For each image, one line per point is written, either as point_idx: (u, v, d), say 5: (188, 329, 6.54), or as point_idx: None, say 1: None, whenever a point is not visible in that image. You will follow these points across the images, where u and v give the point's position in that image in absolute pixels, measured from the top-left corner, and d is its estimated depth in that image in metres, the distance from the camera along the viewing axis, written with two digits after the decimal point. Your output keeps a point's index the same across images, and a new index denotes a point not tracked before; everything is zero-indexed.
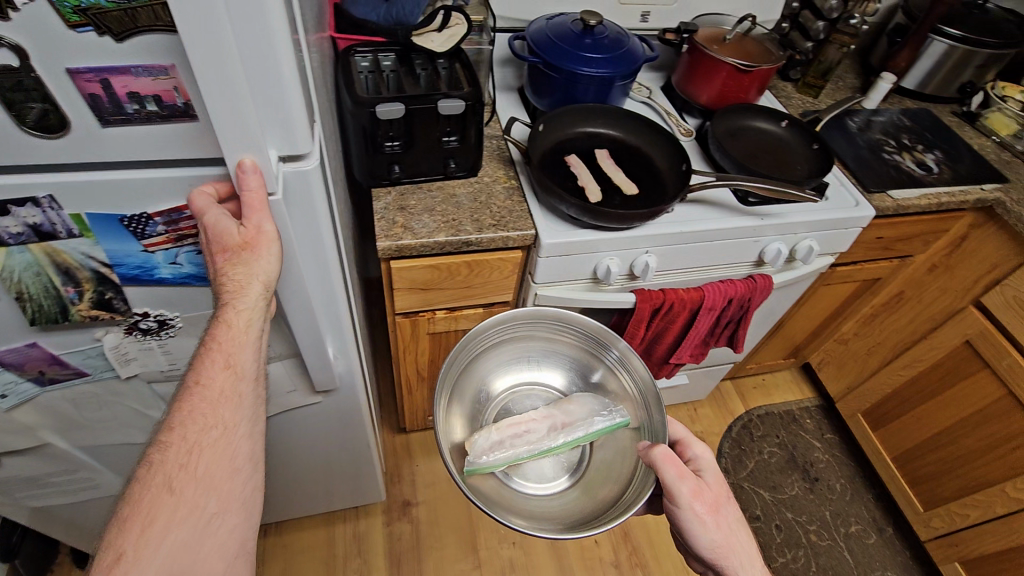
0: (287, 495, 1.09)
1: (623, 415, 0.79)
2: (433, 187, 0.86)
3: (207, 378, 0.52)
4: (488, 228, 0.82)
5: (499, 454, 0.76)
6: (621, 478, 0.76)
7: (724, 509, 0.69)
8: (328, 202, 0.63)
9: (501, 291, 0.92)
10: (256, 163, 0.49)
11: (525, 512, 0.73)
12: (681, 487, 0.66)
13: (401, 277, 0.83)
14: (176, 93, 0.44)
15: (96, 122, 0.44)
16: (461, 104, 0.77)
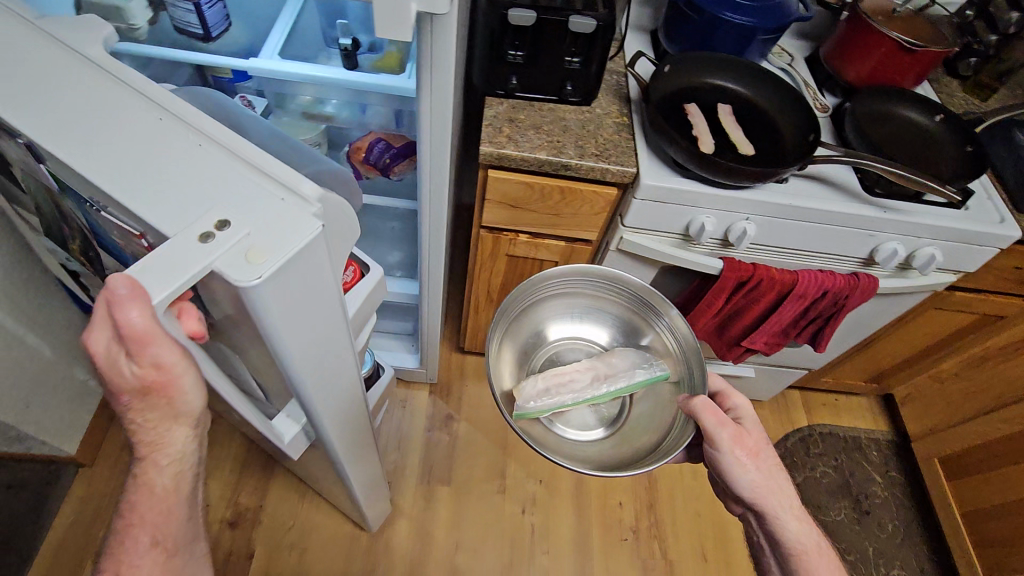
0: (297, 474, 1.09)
1: (662, 368, 0.81)
2: (545, 108, 0.85)
3: (133, 562, 0.51)
4: (590, 156, 0.81)
5: (545, 401, 0.79)
6: (660, 426, 0.78)
7: (764, 453, 0.73)
8: (445, 86, 0.64)
9: (587, 228, 0.92)
10: (134, 282, 0.37)
11: (568, 455, 0.76)
12: (722, 433, 0.69)
13: (494, 188, 0.85)
14: None
15: None
16: (593, 23, 0.76)
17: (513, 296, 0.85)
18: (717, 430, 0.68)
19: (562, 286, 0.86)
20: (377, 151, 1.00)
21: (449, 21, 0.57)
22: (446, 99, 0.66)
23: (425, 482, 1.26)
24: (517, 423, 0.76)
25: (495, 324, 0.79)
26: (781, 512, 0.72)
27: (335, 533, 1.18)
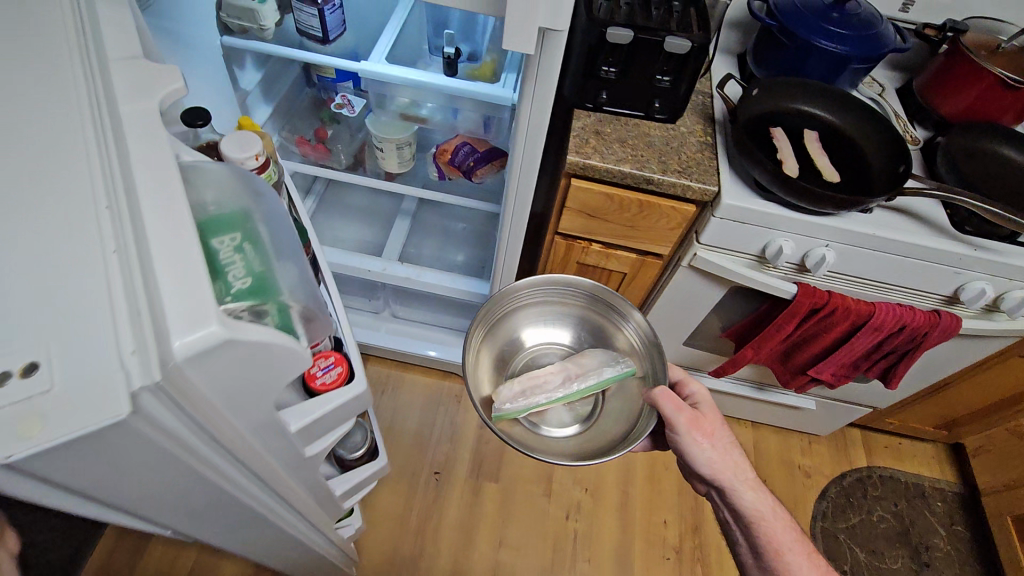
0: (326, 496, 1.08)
1: (629, 365, 0.88)
2: (631, 123, 0.88)
3: None
4: (672, 172, 0.83)
5: (520, 402, 0.85)
6: (630, 417, 0.85)
7: (720, 436, 0.81)
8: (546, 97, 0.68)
9: (661, 242, 0.94)
10: None
11: (548, 449, 0.83)
12: (679, 417, 0.77)
13: (575, 196, 0.88)
14: None
15: None
16: (688, 45, 0.78)
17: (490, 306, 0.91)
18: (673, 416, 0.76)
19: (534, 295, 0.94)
20: (462, 154, 1.06)
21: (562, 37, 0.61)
22: (544, 111, 0.70)
23: (473, 477, 1.30)
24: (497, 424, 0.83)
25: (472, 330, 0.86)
26: (739, 490, 0.79)
27: (386, 514, 1.24)
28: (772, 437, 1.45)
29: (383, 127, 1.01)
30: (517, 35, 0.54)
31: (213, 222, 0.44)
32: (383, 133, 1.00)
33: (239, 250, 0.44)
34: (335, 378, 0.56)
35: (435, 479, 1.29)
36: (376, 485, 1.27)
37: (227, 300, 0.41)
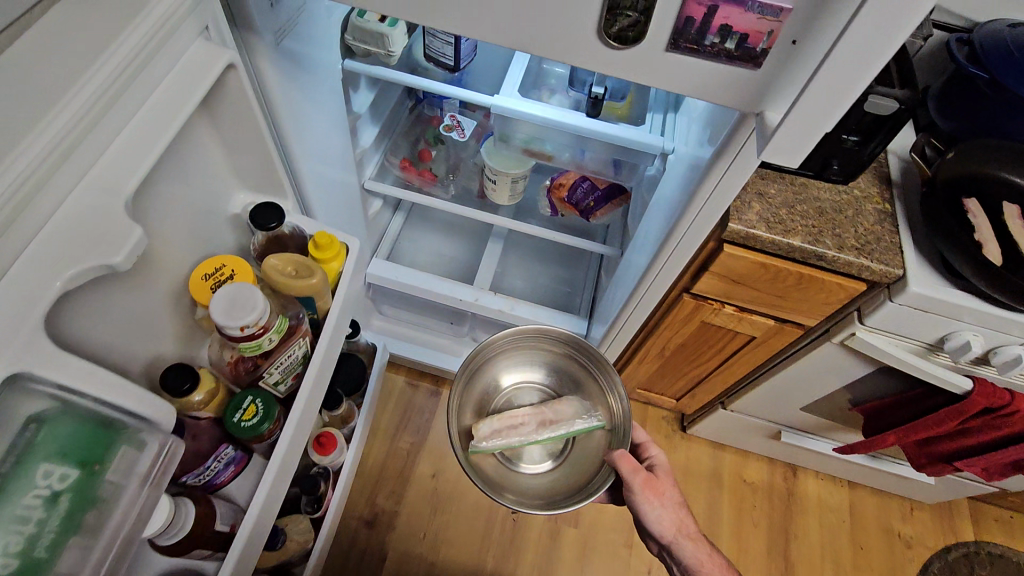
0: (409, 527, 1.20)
1: (599, 420, 1.00)
2: (797, 183, 0.77)
3: None
4: (849, 248, 0.72)
5: (495, 440, 0.99)
6: (590, 468, 0.99)
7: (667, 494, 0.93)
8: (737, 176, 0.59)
9: (810, 314, 0.83)
10: None
11: (517, 489, 0.98)
12: (633, 479, 0.90)
13: (722, 262, 0.78)
14: (764, 37, 0.41)
15: (662, 44, 0.44)
16: (894, 106, 0.64)
17: (479, 349, 1.04)
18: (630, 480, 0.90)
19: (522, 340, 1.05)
20: (581, 193, 0.96)
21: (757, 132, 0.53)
22: (736, 185, 0.60)
23: (552, 520, 1.24)
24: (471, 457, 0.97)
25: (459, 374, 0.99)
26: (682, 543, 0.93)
27: (463, 551, 1.20)
28: (871, 500, 1.35)
29: (505, 161, 0.92)
30: (783, 146, 0.46)
31: (92, 438, 0.45)
32: (503, 167, 0.91)
33: (45, 506, 0.42)
34: None
35: (512, 517, 1.24)
36: (452, 519, 1.23)
37: None
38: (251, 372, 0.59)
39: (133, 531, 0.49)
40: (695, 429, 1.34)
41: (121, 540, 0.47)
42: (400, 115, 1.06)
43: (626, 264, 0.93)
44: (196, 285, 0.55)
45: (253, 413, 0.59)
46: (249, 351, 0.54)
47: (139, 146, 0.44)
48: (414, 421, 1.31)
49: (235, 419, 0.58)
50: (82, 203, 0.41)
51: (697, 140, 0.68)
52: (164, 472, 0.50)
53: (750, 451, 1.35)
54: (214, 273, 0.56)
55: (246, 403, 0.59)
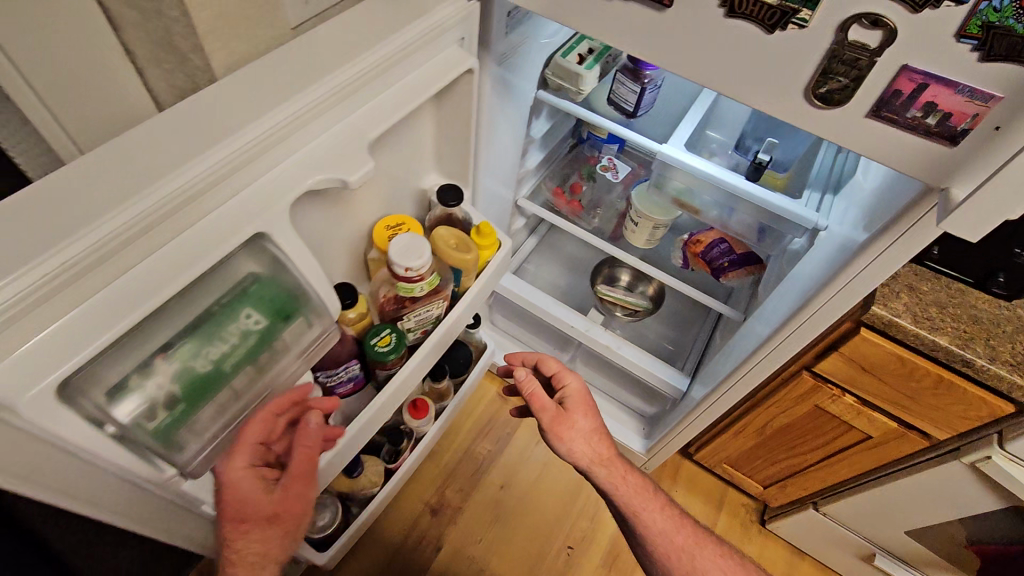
0: (467, 531, 1.25)
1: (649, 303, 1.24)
2: (955, 288, 0.75)
3: None
4: (1001, 363, 0.69)
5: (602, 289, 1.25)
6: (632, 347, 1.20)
7: (575, 423, 0.82)
8: (874, 256, 0.62)
9: (939, 425, 0.79)
10: None
11: (595, 324, 1.22)
12: (539, 414, 0.82)
13: (855, 347, 0.77)
14: (967, 118, 0.40)
15: (865, 110, 0.43)
16: None
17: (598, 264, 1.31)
18: (536, 411, 0.82)
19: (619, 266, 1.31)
20: (718, 253, 0.99)
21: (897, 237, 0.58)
22: (899, 260, 0.61)
23: (604, 567, 1.22)
24: (570, 313, 1.23)
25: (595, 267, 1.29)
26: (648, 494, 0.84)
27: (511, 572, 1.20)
28: None
29: (650, 205, 0.99)
30: (962, 217, 0.43)
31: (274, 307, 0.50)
32: (647, 211, 0.99)
33: (241, 337, 0.49)
34: (260, 485, 0.61)
35: (567, 549, 1.24)
36: (510, 533, 1.25)
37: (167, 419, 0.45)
38: (394, 311, 0.64)
39: (269, 391, 0.56)
40: (774, 526, 1.26)
41: (257, 392, 0.54)
42: (561, 150, 1.16)
43: (747, 330, 0.94)
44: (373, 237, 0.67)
45: (387, 343, 0.62)
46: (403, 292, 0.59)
47: (401, 101, 0.54)
48: (496, 433, 1.37)
49: (371, 344, 0.62)
50: (285, 172, 0.46)
51: (853, 217, 0.70)
52: (311, 350, 0.58)
53: (831, 568, 1.25)
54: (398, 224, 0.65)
55: (249, 314, 0.49)
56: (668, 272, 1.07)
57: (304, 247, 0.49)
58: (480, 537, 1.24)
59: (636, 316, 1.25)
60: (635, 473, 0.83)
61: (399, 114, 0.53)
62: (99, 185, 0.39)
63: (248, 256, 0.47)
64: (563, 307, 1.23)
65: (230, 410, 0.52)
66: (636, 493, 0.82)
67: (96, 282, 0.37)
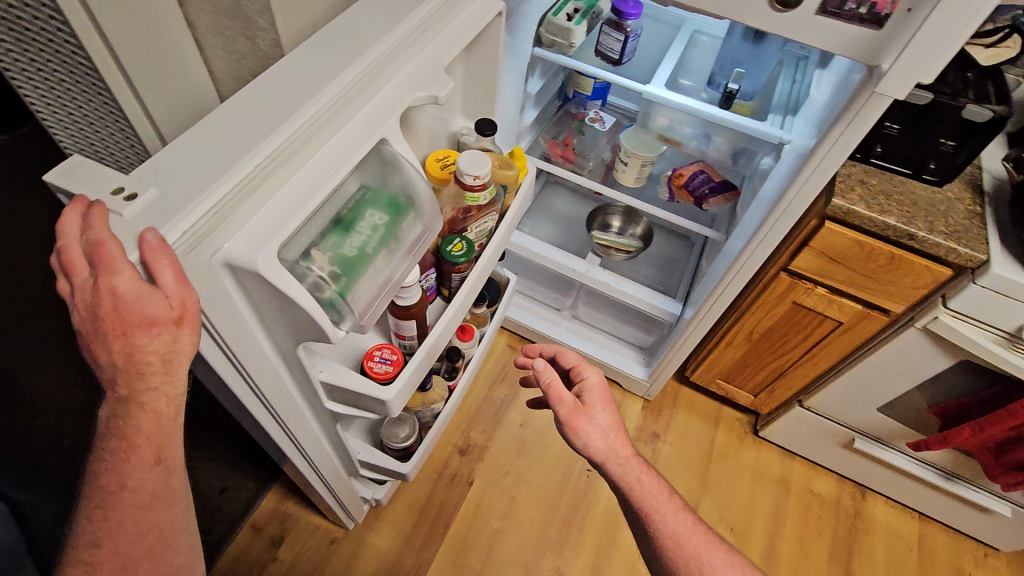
0: (493, 465, 1.34)
1: (638, 242, 1.38)
2: (896, 180, 0.91)
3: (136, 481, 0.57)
4: (939, 232, 0.84)
5: (601, 236, 1.37)
6: (629, 284, 1.33)
7: (593, 417, 0.80)
8: (829, 149, 0.76)
9: (895, 298, 0.95)
10: (163, 236, 0.47)
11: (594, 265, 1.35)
12: (556, 406, 0.80)
13: (821, 238, 0.92)
14: (888, 4, 0.55)
15: (815, 9, 0.58)
16: (988, 114, 0.80)
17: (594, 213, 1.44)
18: (553, 404, 0.79)
19: (610, 213, 1.45)
20: (699, 181, 1.14)
21: (845, 127, 0.72)
22: (844, 150, 0.75)
23: None
24: (572, 259, 1.35)
25: (590, 215, 1.42)
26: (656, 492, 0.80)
27: (539, 496, 1.31)
28: (942, 538, 1.35)
29: (637, 144, 1.13)
30: (894, 79, 0.58)
31: (390, 206, 0.73)
32: (635, 148, 1.13)
33: (371, 229, 0.70)
34: (383, 371, 0.85)
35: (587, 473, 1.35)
36: (534, 464, 1.35)
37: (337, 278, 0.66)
38: (461, 224, 0.89)
39: (393, 279, 0.75)
40: (767, 432, 1.41)
41: (386, 277, 0.73)
42: (551, 109, 1.29)
43: (730, 244, 1.08)
44: (426, 166, 0.88)
45: (460, 248, 0.88)
46: (471, 201, 0.85)
47: (458, 33, 0.71)
48: (509, 379, 1.48)
49: (449, 249, 0.88)
50: (390, 93, 0.64)
51: (810, 124, 0.85)
52: (416, 249, 0.77)
53: (820, 465, 1.41)
54: (444, 158, 0.89)
55: (373, 213, 0.71)
56: (656, 204, 1.21)
57: (403, 155, 0.71)
58: (505, 469, 1.34)
59: (629, 256, 1.38)
60: (651, 473, 0.80)
61: (459, 45, 0.71)
62: (258, 114, 0.57)
63: (362, 172, 0.70)
64: (563, 256, 1.35)
65: (372, 288, 0.71)
66: (652, 489, 0.79)
67: (286, 174, 0.54)
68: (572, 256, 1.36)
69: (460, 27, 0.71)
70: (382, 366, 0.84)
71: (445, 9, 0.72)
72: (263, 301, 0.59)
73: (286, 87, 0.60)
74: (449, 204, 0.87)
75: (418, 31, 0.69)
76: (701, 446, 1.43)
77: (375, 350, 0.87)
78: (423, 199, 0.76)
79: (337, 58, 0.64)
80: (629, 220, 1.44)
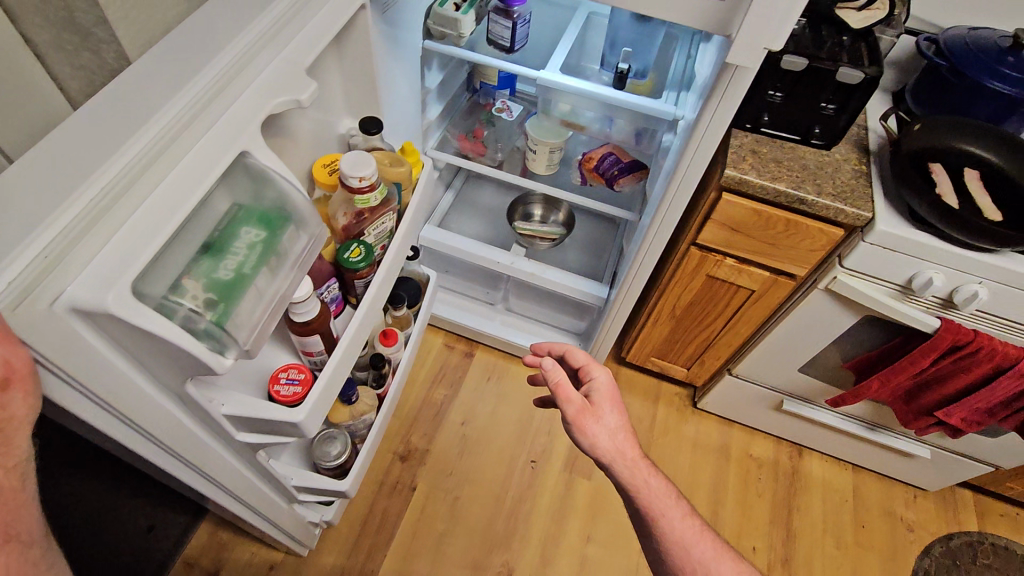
0: (436, 468, 1.33)
1: (560, 229, 1.37)
2: (787, 146, 0.93)
3: None
4: (827, 195, 0.87)
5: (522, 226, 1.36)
6: (553, 272, 1.32)
7: (603, 417, 0.79)
8: (710, 121, 0.76)
9: (797, 262, 0.98)
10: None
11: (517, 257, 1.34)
12: (565, 407, 0.78)
13: (721, 210, 0.94)
14: None
15: None
16: (860, 76, 0.82)
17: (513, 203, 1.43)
18: (562, 405, 0.78)
19: (531, 202, 1.44)
20: (608, 164, 1.14)
21: (720, 99, 0.73)
22: (722, 125, 0.76)
23: (567, 473, 1.34)
24: (494, 253, 1.34)
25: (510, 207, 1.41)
26: (659, 490, 0.79)
27: (484, 493, 1.30)
28: (875, 485, 1.40)
29: (542, 131, 1.12)
30: (744, 49, 0.58)
31: (267, 220, 0.67)
32: (539, 136, 1.11)
33: (248, 248, 0.65)
34: (291, 393, 0.81)
35: (531, 465, 1.35)
36: (478, 461, 1.34)
37: (213, 305, 0.60)
38: (356, 228, 0.86)
39: (283, 296, 0.68)
40: (704, 403, 1.44)
41: (275, 296, 0.67)
42: (459, 102, 1.27)
43: (641, 223, 1.08)
44: (314, 174, 0.84)
45: (358, 254, 0.85)
46: (361, 204, 0.81)
47: (315, 36, 0.68)
48: (447, 379, 1.46)
49: (347, 255, 0.85)
50: (244, 104, 0.60)
51: (697, 99, 0.85)
52: (306, 260, 0.71)
53: (757, 429, 1.45)
54: (329, 162, 0.84)
55: (248, 231, 0.65)
56: (569, 190, 1.21)
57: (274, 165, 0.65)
58: (448, 471, 1.32)
59: (555, 243, 1.37)
60: (656, 472, 0.79)
61: (316, 46, 0.68)
62: (86, 144, 0.52)
63: (229, 189, 0.65)
64: (485, 250, 1.34)
65: (259, 309, 0.65)
66: (655, 487, 0.79)
67: (126, 207, 0.50)
68: (494, 249, 1.34)
69: (312, 33, 0.68)
70: (288, 389, 0.81)
71: (296, 11, 0.68)
72: (129, 339, 0.54)
73: (119, 114, 0.55)
74: (341, 210, 0.84)
75: (268, 38, 0.65)
76: (643, 424, 1.45)
77: (280, 372, 0.83)
78: (303, 206, 0.69)
79: (179, 73, 0.59)
80: (550, 207, 1.43)
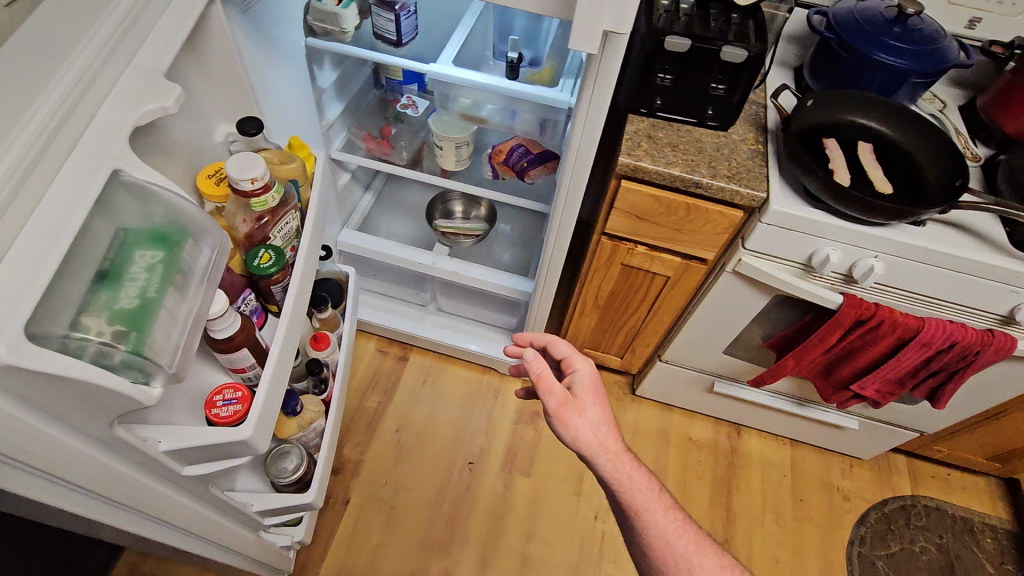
0: (370, 478, 1.29)
1: (481, 225, 1.33)
2: (683, 129, 0.91)
3: None
4: (722, 177, 0.85)
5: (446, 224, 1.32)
6: (477, 269, 1.29)
7: (586, 410, 0.70)
8: (588, 108, 0.74)
9: (704, 246, 0.96)
10: None
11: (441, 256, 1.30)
12: (546, 399, 0.69)
13: (622, 198, 0.92)
14: None
15: None
16: (744, 54, 0.80)
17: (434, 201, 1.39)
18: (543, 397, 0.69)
19: (453, 199, 1.40)
20: (517, 156, 1.11)
21: (594, 85, 0.71)
22: (602, 111, 0.74)
23: (506, 471, 1.33)
24: (418, 254, 1.30)
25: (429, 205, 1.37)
26: (642, 490, 0.71)
27: (421, 499, 1.27)
28: (811, 458, 1.42)
29: (444, 127, 1.09)
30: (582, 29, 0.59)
31: (157, 237, 0.58)
32: (441, 132, 1.08)
33: (146, 270, 0.56)
34: (231, 412, 0.70)
35: (468, 466, 1.32)
36: (414, 468, 1.31)
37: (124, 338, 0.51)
38: (260, 234, 0.81)
39: (197, 314, 0.60)
40: (642, 390, 1.44)
41: (189, 316, 0.59)
42: (365, 99, 1.22)
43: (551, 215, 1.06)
44: (201, 188, 0.77)
45: (267, 259, 0.79)
46: (258, 206, 0.76)
47: (169, 30, 0.60)
48: (381, 385, 1.42)
49: (256, 262, 0.79)
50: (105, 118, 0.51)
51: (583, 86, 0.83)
52: (213, 272, 0.63)
53: (695, 412, 1.45)
54: (214, 172, 0.78)
55: (142, 253, 0.56)
56: (482, 185, 1.17)
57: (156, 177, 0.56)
58: (382, 480, 1.29)
59: (479, 239, 1.34)
60: (641, 468, 0.71)
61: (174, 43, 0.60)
62: None
63: (108, 212, 0.55)
64: (407, 250, 1.29)
65: (175, 332, 0.57)
66: (638, 485, 0.71)
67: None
68: (417, 250, 1.30)
69: (165, 27, 0.60)
70: (226, 407, 0.70)
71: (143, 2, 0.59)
72: (38, 396, 0.44)
73: None
74: (238, 218, 0.79)
75: (119, 39, 0.55)
76: None
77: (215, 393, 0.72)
78: (198, 215, 0.61)
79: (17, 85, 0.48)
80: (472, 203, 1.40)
